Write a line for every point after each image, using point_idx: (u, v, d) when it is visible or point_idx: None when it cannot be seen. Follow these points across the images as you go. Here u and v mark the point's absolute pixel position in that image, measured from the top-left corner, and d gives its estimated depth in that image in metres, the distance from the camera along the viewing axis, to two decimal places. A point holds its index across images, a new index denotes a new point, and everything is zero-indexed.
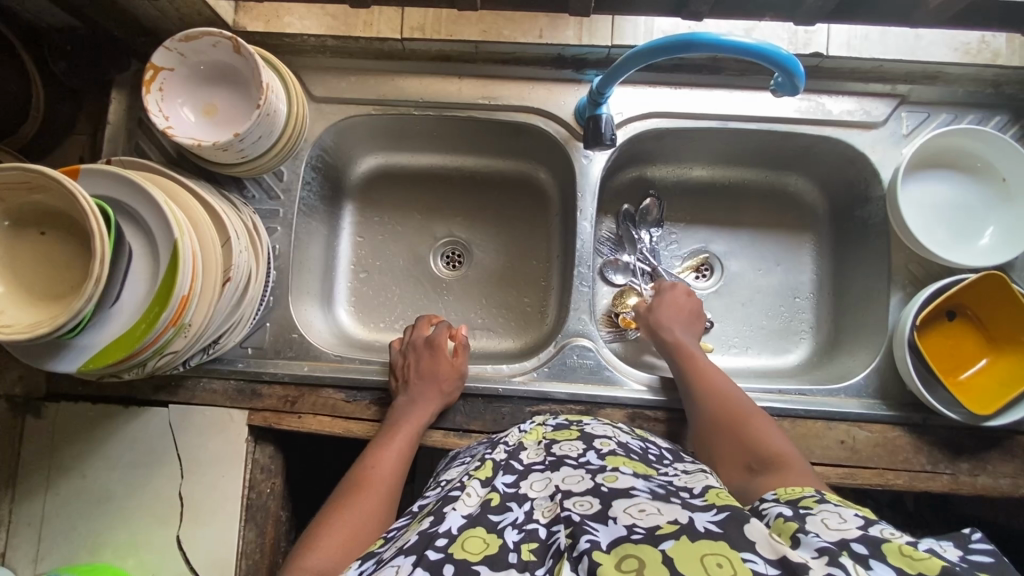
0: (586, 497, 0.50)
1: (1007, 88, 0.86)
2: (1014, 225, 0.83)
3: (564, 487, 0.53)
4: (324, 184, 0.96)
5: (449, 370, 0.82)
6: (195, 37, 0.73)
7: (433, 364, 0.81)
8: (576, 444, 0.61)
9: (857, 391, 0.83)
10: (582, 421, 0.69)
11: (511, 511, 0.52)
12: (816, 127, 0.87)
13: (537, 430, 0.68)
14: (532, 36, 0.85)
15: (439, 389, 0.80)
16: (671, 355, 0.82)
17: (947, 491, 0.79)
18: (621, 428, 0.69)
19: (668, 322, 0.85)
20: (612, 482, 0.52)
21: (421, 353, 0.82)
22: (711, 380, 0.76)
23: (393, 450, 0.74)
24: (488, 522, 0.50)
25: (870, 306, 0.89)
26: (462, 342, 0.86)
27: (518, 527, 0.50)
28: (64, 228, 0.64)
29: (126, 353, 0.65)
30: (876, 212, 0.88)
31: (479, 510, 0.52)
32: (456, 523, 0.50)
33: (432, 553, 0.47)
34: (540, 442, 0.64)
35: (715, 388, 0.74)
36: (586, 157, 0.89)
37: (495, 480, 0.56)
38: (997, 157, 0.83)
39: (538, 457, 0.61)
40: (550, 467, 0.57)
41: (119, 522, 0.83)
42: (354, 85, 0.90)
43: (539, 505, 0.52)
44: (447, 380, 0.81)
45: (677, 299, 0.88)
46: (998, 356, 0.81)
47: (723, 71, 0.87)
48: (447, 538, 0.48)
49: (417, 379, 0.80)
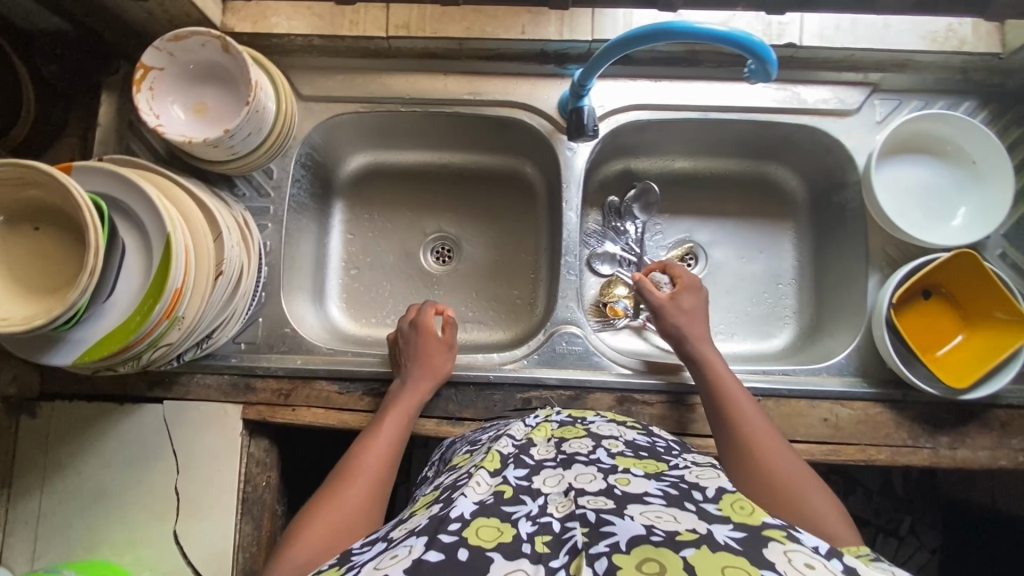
0: (600, 497, 0.50)
1: (975, 74, 0.88)
2: (985, 205, 0.85)
3: (578, 485, 0.53)
4: (314, 182, 0.97)
5: (438, 347, 0.83)
6: (184, 37, 0.75)
7: (426, 351, 0.82)
8: (586, 443, 0.62)
9: (838, 369, 0.85)
10: (587, 418, 0.70)
11: (524, 504, 0.51)
12: (792, 116, 0.90)
13: (544, 426, 0.67)
14: (514, 33, 0.87)
15: (428, 370, 0.81)
16: (695, 366, 0.78)
17: (927, 464, 0.81)
18: (625, 423, 0.70)
19: (696, 333, 0.80)
20: (625, 485, 0.52)
21: (410, 336, 0.84)
22: (740, 400, 0.73)
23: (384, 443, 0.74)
24: (502, 513, 0.49)
25: (849, 288, 0.91)
26: (451, 324, 0.86)
27: (533, 519, 0.49)
28: (57, 223, 0.65)
29: (121, 344, 0.66)
30: (853, 197, 0.91)
31: (492, 500, 0.51)
32: (469, 508, 0.49)
33: (445, 537, 0.46)
34: (550, 440, 0.64)
35: (743, 410, 0.72)
36: (570, 149, 0.91)
37: (504, 472, 0.55)
38: (967, 140, 0.86)
39: (550, 454, 0.60)
40: (562, 464, 0.57)
41: (116, 517, 0.84)
42: (341, 83, 0.91)
43: (553, 499, 0.52)
44: (439, 356, 0.83)
45: (697, 304, 0.83)
46: (972, 331, 0.84)
47: (702, 64, 0.90)
48: (461, 522, 0.48)
49: (411, 360, 0.82)
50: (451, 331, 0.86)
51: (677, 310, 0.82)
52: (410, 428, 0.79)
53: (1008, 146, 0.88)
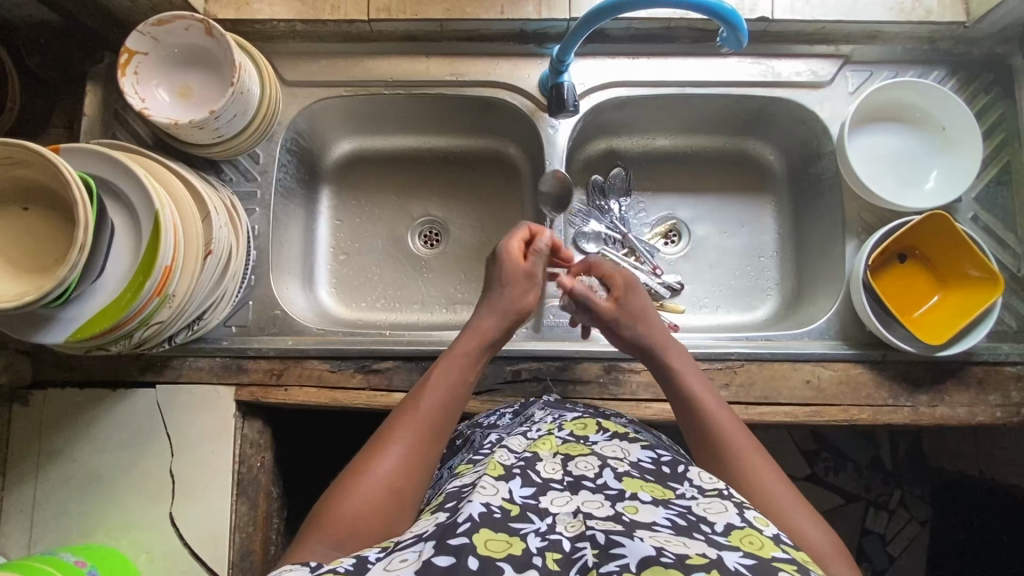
0: (608, 521, 0.50)
1: (941, 44, 0.91)
2: (955, 169, 0.88)
3: (586, 508, 0.52)
4: (300, 167, 0.98)
5: (517, 276, 0.75)
6: (167, 22, 0.77)
7: (504, 285, 0.75)
8: (592, 463, 0.59)
9: (820, 333, 0.87)
10: (590, 437, 0.65)
11: (532, 521, 0.51)
12: (767, 89, 0.92)
13: (547, 440, 0.64)
14: (493, 13, 0.89)
15: (502, 304, 0.74)
16: (666, 373, 0.72)
17: (909, 422, 0.83)
18: (629, 438, 0.66)
19: (655, 336, 0.75)
20: (634, 513, 0.51)
21: (490, 267, 0.78)
22: (715, 407, 0.67)
23: (435, 399, 0.65)
24: (511, 528, 0.49)
25: (828, 254, 0.93)
26: (541, 250, 0.77)
27: (542, 535, 0.49)
28: (46, 202, 0.67)
29: (111, 322, 0.67)
30: (829, 167, 0.93)
31: (499, 512, 0.50)
32: (477, 511, 0.50)
33: (455, 539, 0.47)
34: (556, 455, 0.61)
35: (721, 418, 0.66)
36: (552, 127, 0.92)
37: (509, 483, 0.54)
38: (935, 107, 0.89)
39: (556, 473, 0.58)
40: (569, 488, 0.56)
41: (111, 503, 0.84)
42: (325, 68, 0.93)
43: (561, 519, 0.51)
44: (519, 286, 0.75)
45: (645, 301, 0.78)
46: (948, 292, 0.86)
47: (677, 40, 0.92)
48: (469, 523, 0.48)
49: (495, 286, 0.76)
50: (537, 261, 0.77)
51: (627, 314, 0.76)
52: (472, 375, 0.70)
53: (977, 112, 0.91)
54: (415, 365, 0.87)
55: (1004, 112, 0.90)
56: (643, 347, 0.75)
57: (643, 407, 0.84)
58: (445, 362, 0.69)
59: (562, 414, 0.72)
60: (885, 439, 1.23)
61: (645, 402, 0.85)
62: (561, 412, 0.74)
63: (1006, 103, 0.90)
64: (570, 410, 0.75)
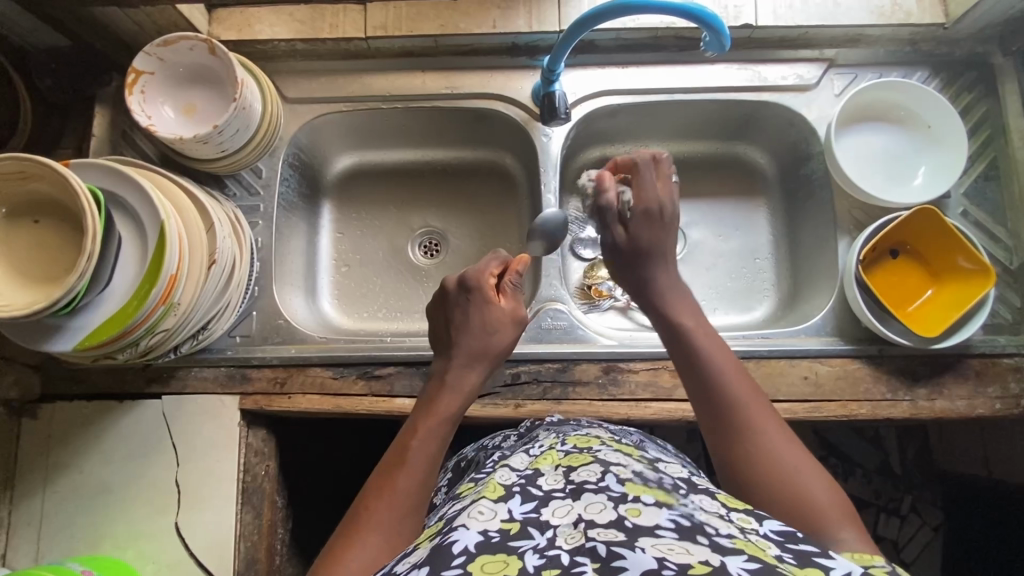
0: (610, 529, 0.48)
1: (923, 46, 0.94)
2: (943, 166, 0.90)
3: (587, 516, 0.50)
4: (302, 182, 1.01)
5: (503, 320, 0.73)
6: (173, 42, 0.81)
7: (484, 329, 0.72)
8: (595, 470, 0.57)
9: (815, 330, 0.88)
10: (593, 447, 0.65)
11: (531, 538, 0.49)
12: (754, 94, 0.94)
13: (549, 455, 0.64)
14: (486, 27, 0.93)
15: (485, 353, 0.72)
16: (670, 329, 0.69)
17: (908, 416, 0.83)
18: (633, 454, 0.64)
19: (665, 281, 0.72)
20: (636, 516, 0.49)
21: (464, 303, 0.74)
22: (726, 367, 0.64)
23: (418, 468, 0.61)
24: (509, 548, 0.48)
25: (821, 252, 0.94)
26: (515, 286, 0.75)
27: (540, 552, 0.47)
28: (54, 215, 0.69)
29: (118, 330, 0.69)
30: (817, 167, 0.95)
31: (498, 536, 0.49)
32: (472, 541, 0.48)
33: (449, 571, 0.45)
34: (557, 467, 0.60)
35: (729, 382, 0.63)
36: (546, 135, 0.95)
37: (508, 503, 0.54)
38: (921, 106, 0.91)
39: (558, 484, 0.57)
40: (571, 494, 0.54)
41: (118, 514, 0.85)
42: (323, 84, 0.96)
43: (562, 532, 0.49)
44: (501, 330, 0.73)
45: (670, 246, 0.74)
46: (941, 286, 0.88)
47: (665, 49, 0.95)
48: (464, 556, 0.47)
49: (470, 328, 0.73)
50: (515, 296, 0.75)
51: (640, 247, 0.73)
52: (449, 436, 0.66)
53: (962, 109, 0.93)
54: (416, 371, 0.88)
55: (989, 108, 0.92)
56: (644, 283, 0.73)
57: (642, 407, 0.85)
58: (427, 425, 0.65)
59: (565, 431, 0.73)
60: (894, 443, 1.22)
61: (644, 401, 0.85)
62: (563, 430, 0.74)
63: (991, 100, 0.92)
64: (572, 427, 0.75)
